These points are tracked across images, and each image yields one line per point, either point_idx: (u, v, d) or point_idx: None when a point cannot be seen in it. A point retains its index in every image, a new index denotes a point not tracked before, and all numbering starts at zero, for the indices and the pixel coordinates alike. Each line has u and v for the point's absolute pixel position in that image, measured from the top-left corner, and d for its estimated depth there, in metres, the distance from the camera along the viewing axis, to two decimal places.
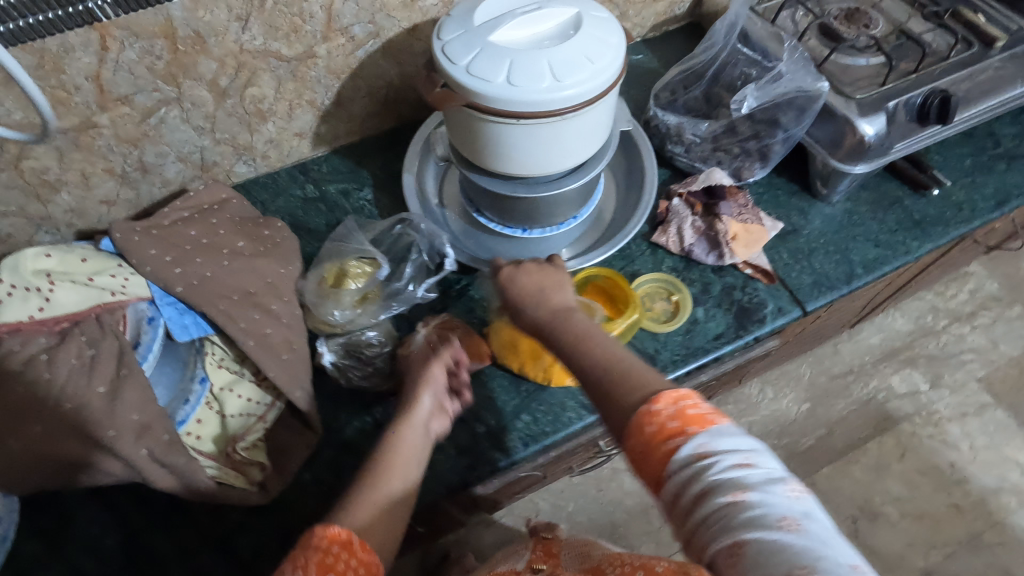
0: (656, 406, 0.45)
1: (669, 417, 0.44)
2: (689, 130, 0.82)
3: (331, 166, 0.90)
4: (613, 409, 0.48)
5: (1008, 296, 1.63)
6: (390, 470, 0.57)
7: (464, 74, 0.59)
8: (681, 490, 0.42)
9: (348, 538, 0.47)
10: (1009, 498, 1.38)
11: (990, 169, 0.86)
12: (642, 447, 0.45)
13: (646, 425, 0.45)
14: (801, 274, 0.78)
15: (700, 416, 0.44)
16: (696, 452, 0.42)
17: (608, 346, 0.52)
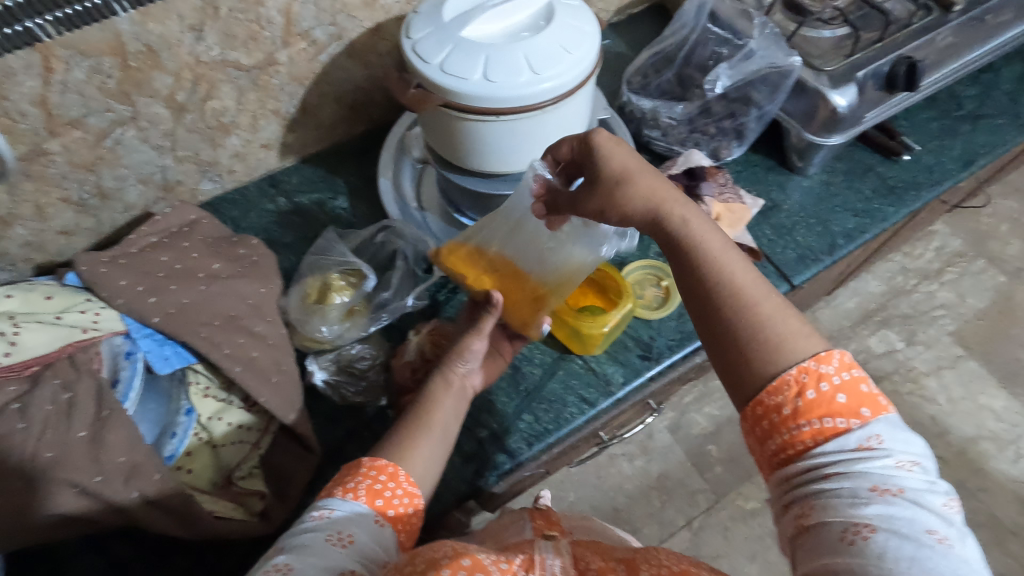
0: (825, 370, 0.45)
1: (833, 393, 0.45)
2: (664, 113, 0.82)
3: (301, 175, 0.87)
4: (742, 341, 0.48)
5: (972, 251, 1.68)
6: (434, 425, 0.57)
7: (438, 73, 0.57)
8: (821, 461, 0.44)
9: (397, 471, 0.52)
10: (988, 445, 1.43)
11: (955, 131, 0.88)
12: (789, 410, 0.45)
13: (794, 388, 0.45)
14: (786, 248, 0.79)
15: (876, 404, 0.45)
16: (864, 440, 0.43)
17: (749, 273, 0.50)
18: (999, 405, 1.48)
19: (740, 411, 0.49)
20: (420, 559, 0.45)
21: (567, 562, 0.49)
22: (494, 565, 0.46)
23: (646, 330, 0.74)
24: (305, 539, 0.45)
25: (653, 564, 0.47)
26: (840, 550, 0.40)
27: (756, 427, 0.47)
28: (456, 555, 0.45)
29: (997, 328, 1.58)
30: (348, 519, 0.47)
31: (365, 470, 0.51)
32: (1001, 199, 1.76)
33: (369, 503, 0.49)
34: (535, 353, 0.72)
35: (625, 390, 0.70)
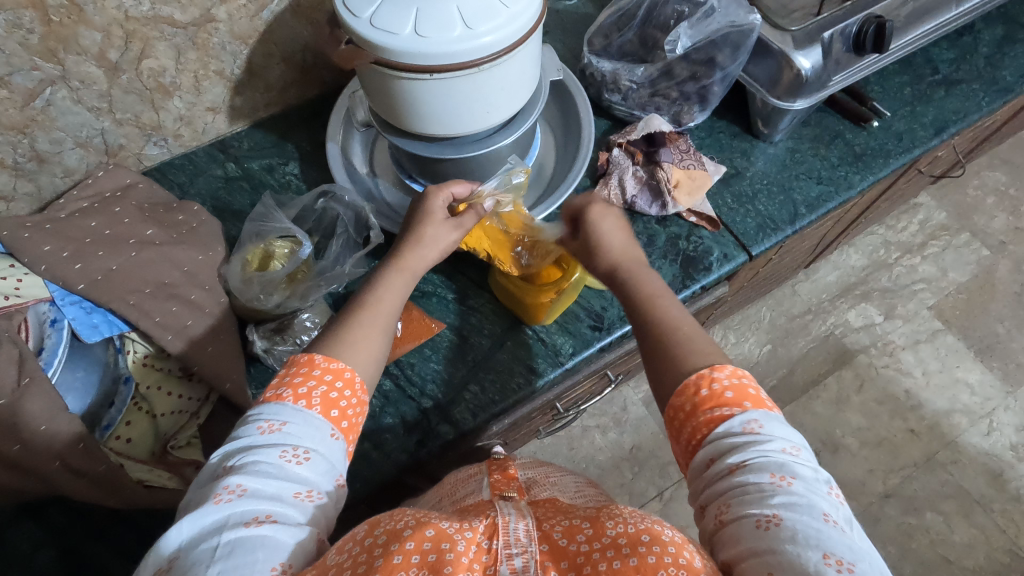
0: (716, 373, 0.48)
1: (723, 390, 0.47)
2: (625, 76, 0.79)
3: (251, 141, 0.84)
4: (666, 357, 0.51)
5: (956, 224, 1.66)
6: (379, 318, 0.55)
7: (369, 28, 0.54)
8: (720, 450, 0.45)
9: (353, 377, 0.50)
10: (961, 418, 1.44)
11: (928, 96, 0.85)
12: (690, 406, 0.48)
13: (692, 387, 0.48)
14: (746, 217, 0.77)
15: (758, 400, 0.47)
16: (751, 428, 0.45)
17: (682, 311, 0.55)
18: (975, 378, 1.48)
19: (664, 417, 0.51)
20: (379, 529, 0.43)
21: (531, 524, 0.45)
22: (459, 534, 0.43)
23: (598, 300, 0.72)
24: (259, 457, 0.43)
25: (617, 520, 0.43)
26: (757, 536, 0.39)
27: (672, 427, 0.49)
28: (419, 525, 0.43)
29: (977, 302, 1.57)
30: (303, 433, 0.45)
31: (320, 371, 0.48)
32: (988, 172, 1.73)
33: (323, 413, 0.47)
34: (484, 323, 0.71)
35: (573, 360, 0.69)
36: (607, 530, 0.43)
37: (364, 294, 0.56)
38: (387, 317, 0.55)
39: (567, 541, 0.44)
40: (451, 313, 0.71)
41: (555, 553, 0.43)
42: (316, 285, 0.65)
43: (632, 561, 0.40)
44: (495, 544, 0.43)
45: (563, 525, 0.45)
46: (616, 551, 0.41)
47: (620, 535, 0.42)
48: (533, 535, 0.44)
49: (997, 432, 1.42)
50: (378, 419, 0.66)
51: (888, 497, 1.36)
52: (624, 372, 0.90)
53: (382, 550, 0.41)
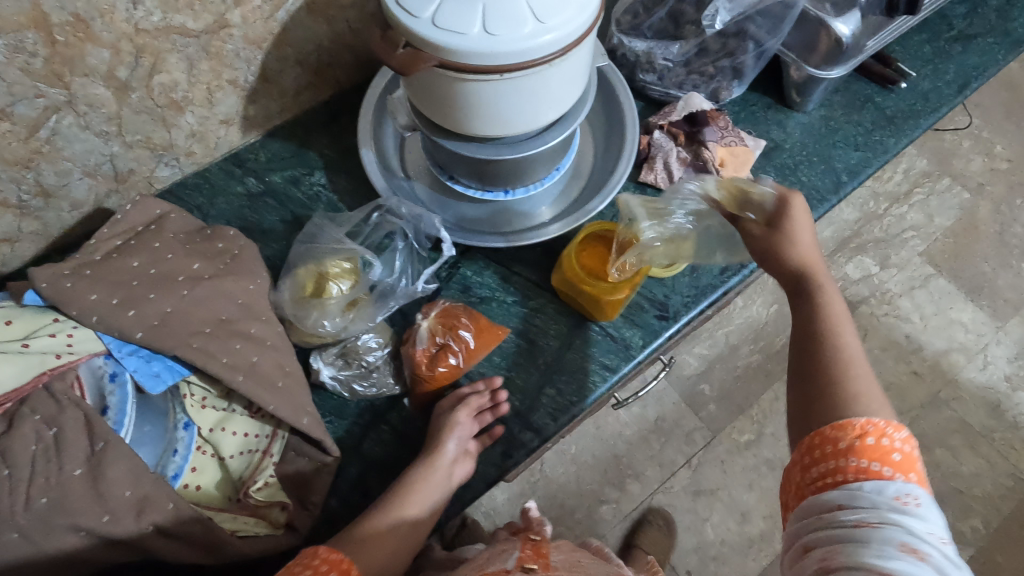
0: (890, 429, 0.47)
1: (891, 449, 0.46)
2: (660, 55, 0.77)
3: (269, 151, 0.78)
4: (835, 387, 0.50)
5: (937, 171, 1.72)
6: (410, 515, 0.59)
7: (434, 15, 0.50)
8: (852, 502, 0.45)
9: (342, 564, 0.52)
10: (958, 356, 1.51)
11: (947, 53, 0.86)
12: (845, 445, 0.47)
13: (858, 431, 0.47)
14: (791, 190, 0.77)
15: (912, 472, 0.46)
16: (901, 500, 0.44)
17: (860, 353, 0.52)
18: (968, 317, 1.55)
19: (800, 435, 0.51)
20: None
21: None
22: None
23: (659, 288, 0.71)
24: None
25: None
26: None
27: (806, 456, 0.49)
28: None
29: (962, 245, 1.64)
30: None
31: (315, 562, 0.51)
32: (962, 117, 1.79)
33: None
34: (550, 323, 0.69)
35: (645, 352, 0.68)
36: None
37: (404, 477, 0.61)
38: (411, 522, 0.59)
39: None
40: (515, 316, 0.69)
41: None
42: (381, 306, 0.63)
43: None
44: None
45: None
46: None
47: None
48: None
49: (991, 366, 1.50)
50: None
51: None
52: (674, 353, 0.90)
53: None
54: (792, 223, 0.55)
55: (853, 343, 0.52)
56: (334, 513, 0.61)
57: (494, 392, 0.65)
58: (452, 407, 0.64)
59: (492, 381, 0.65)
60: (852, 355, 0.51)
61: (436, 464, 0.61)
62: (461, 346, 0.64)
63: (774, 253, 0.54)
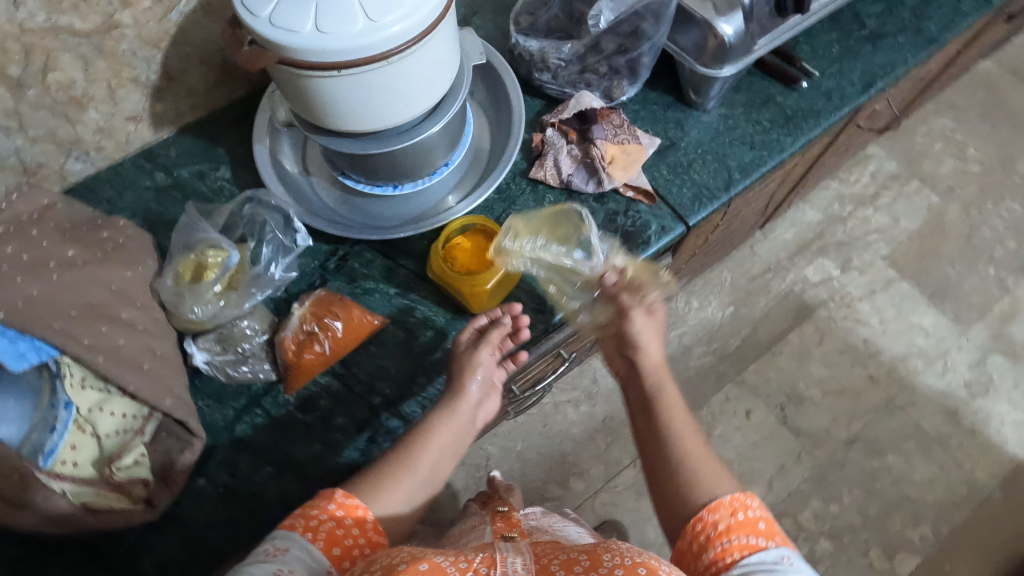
0: (746, 501, 0.55)
1: (755, 519, 0.54)
2: (553, 54, 0.78)
3: (179, 148, 0.82)
4: (687, 471, 0.58)
5: (906, 173, 1.69)
6: (427, 454, 0.61)
7: (271, 15, 0.53)
8: (749, 571, 0.50)
9: (363, 517, 0.55)
10: (917, 361, 1.49)
11: (856, 52, 0.86)
12: (721, 526, 0.53)
13: (728, 509, 0.54)
14: (682, 188, 0.78)
15: (783, 535, 0.54)
16: (781, 559, 0.51)
17: (692, 428, 0.63)
18: (929, 321, 1.53)
19: (677, 533, 0.56)
20: (380, 564, 0.49)
21: (527, 560, 0.53)
22: (454, 565, 0.51)
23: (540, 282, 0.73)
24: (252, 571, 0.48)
25: (613, 553, 0.51)
26: None
27: (690, 546, 0.54)
28: (413, 560, 0.49)
29: (928, 248, 1.61)
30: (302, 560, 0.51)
31: (332, 506, 0.55)
32: (935, 117, 1.76)
33: (326, 550, 0.52)
34: (428, 315, 0.71)
35: (519, 345, 0.70)
36: (604, 563, 0.51)
37: (416, 427, 0.63)
38: (432, 462, 0.61)
39: (563, 571, 0.52)
40: (394, 308, 0.71)
41: None
42: (250, 293, 0.66)
43: None
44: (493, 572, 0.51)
45: (562, 560, 0.53)
46: None
47: (616, 566, 0.50)
48: (529, 567, 0.52)
49: (951, 371, 1.47)
50: (328, 420, 0.67)
51: (852, 443, 1.41)
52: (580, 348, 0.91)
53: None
54: (638, 339, 0.68)
55: (689, 424, 0.63)
56: (203, 492, 0.64)
57: (516, 317, 0.67)
58: (473, 342, 0.66)
59: (509, 306, 0.67)
60: (689, 440, 0.61)
61: (463, 402, 0.64)
62: (328, 334, 0.66)
63: (634, 337, 0.67)
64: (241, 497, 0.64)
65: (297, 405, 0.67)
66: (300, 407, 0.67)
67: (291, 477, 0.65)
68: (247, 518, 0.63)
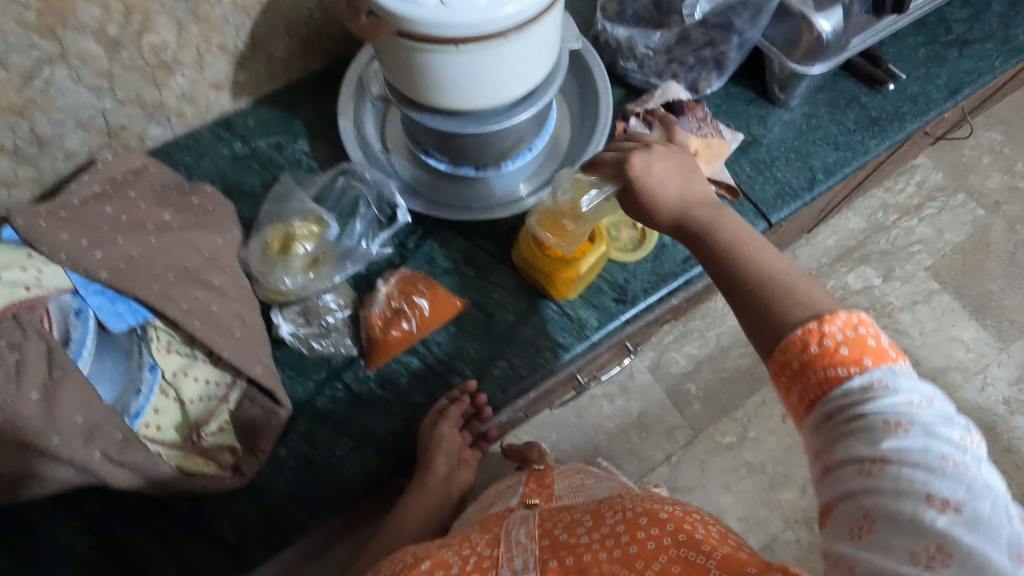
0: (826, 326, 0.43)
1: (837, 345, 0.42)
2: (641, 43, 0.77)
3: (257, 118, 0.81)
4: (760, 315, 0.47)
5: (953, 185, 1.68)
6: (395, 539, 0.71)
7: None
8: (842, 405, 0.41)
9: None
10: (955, 375, 1.48)
11: (942, 57, 0.85)
12: (799, 363, 0.43)
13: (805, 340, 0.43)
14: (765, 185, 0.77)
15: (880, 352, 0.42)
16: (872, 385, 0.41)
17: (776, 256, 0.49)
18: (970, 336, 1.52)
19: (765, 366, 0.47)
20: None
21: (532, 528, 0.53)
22: (449, 558, 0.52)
23: (621, 272, 0.72)
24: None
25: (616, 510, 0.51)
26: (862, 480, 0.38)
27: (777, 384, 0.45)
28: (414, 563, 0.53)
29: (971, 262, 1.59)
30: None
31: None
32: (986, 131, 1.73)
33: None
34: (508, 298, 0.71)
35: (599, 334, 0.70)
36: (605, 520, 0.50)
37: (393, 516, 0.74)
38: (406, 530, 0.72)
39: (569, 534, 0.51)
40: (473, 290, 0.71)
41: (555, 545, 0.51)
42: (339, 267, 0.67)
43: (630, 546, 0.47)
44: (495, 552, 0.52)
45: (565, 522, 0.53)
46: (614, 539, 0.48)
47: (618, 523, 0.49)
48: (534, 535, 0.52)
49: (989, 387, 1.46)
50: (407, 397, 0.67)
51: None
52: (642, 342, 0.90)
53: None
54: (653, 162, 0.56)
55: (760, 249, 0.50)
56: (284, 462, 0.64)
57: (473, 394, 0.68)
58: (433, 421, 0.71)
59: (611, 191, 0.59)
60: (764, 258, 0.49)
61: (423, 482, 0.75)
62: (414, 311, 0.67)
63: (644, 178, 0.56)
64: (320, 469, 0.64)
65: (376, 381, 0.67)
66: (379, 384, 0.67)
67: (371, 452, 0.65)
68: (326, 490, 0.64)
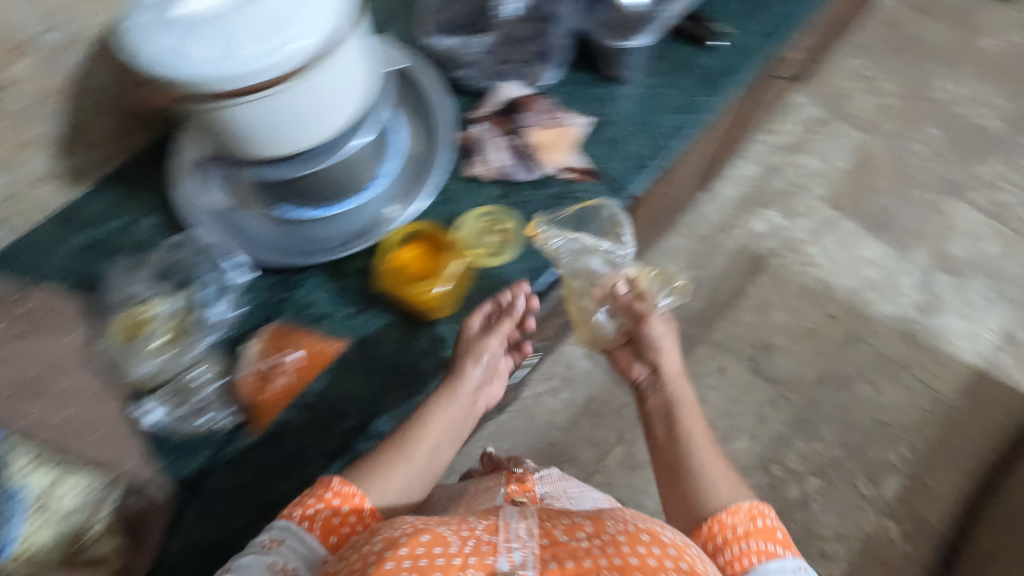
0: (731, 519, 0.61)
1: (773, 526, 0.61)
2: (468, 49, 0.79)
3: (95, 201, 0.77)
4: (693, 496, 0.65)
5: (830, 116, 1.76)
6: (415, 449, 0.64)
7: (179, 43, 0.50)
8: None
9: (359, 503, 0.59)
10: (869, 292, 1.55)
11: (755, 7, 0.89)
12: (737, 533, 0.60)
13: (748, 513, 0.61)
14: (617, 161, 0.79)
15: (786, 542, 0.60)
16: (798, 570, 0.57)
17: (716, 458, 0.68)
18: (874, 253, 1.59)
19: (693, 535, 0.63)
20: (379, 538, 0.52)
21: (531, 524, 0.56)
22: (448, 538, 0.53)
23: (493, 278, 0.73)
24: (247, 561, 0.53)
25: (618, 523, 0.56)
26: None
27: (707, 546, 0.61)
28: (416, 532, 0.52)
29: (862, 184, 1.68)
30: (297, 551, 0.55)
31: (329, 498, 0.58)
32: (850, 59, 1.83)
33: (323, 538, 0.56)
34: (386, 330, 0.70)
35: (482, 345, 0.70)
36: (606, 529, 0.55)
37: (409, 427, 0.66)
38: (433, 445, 0.66)
39: (568, 536, 0.55)
40: (351, 329, 0.70)
41: (554, 545, 0.54)
42: (195, 338, 0.68)
43: (632, 557, 0.51)
44: (493, 538, 0.54)
45: (563, 525, 0.56)
46: (619, 548, 0.52)
47: (621, 534, 0.54)
48: (533, 532, 0.55)
49: (901, 297, 1.54)
50: (299, 453, 0.65)
51: (822, 381, 1.46)
52: (543, 335, 0.91)
53: (375, 559, 0.50)
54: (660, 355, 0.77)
55: (695, 426, 0.72)
56: (181, 551, 0.62)
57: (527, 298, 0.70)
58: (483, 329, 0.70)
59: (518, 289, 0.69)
60: (715, 476, 0.66)
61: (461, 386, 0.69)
62: (287, 364, 0.66)
63: (653, 343, 0.77)
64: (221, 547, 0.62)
65: (264, 444, 0.65)
66: (268, 446, 0.65)
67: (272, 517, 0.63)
68: None
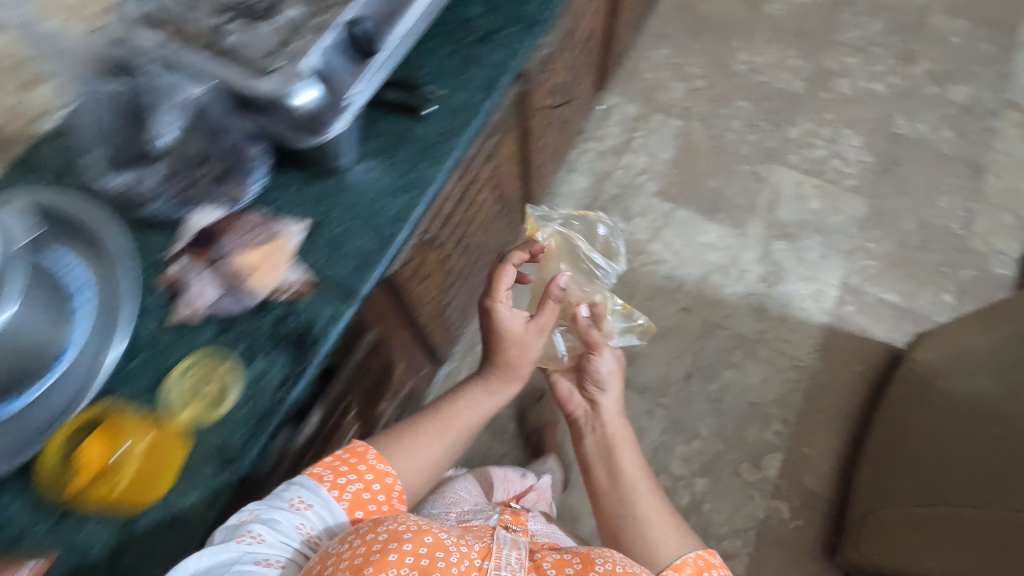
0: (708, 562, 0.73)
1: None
2: (146, 184, 0.71)
3: None
4: (641, 543, 0.76)
5: (647, 110, 1.79)
6: (445, 432, 0.79)
7: None
8: None
9: (387, 486, 0.72)
10: (717, 276, 1.57)
11: (470, 58, 0.86)
12: None
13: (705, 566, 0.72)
14: (342, 263, 0.74)
15: None
16: None
17: (653, 493, 0.81)
18: (714, 236, 1.62)
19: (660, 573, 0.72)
20: (381, 528, 0.62)
21: (519, 554, 0.69)
22: (451, 544, 0.63)
23: (213, 435, 0.65)
24: (275, 515, 0.64)
25: (604, 558, 0.66)
26: None
27: None
28: (419, 532, 0.62)
29: (689, 170, 1.70)
30: (321, 518, 0.66)
31: (362, 471, 0.71)
32: (653, 51, 1.87)
33: (350, 512, 0.69)
34: (86, 539, 0.60)
35: (208, 522, 0.62)
36: (592, 565, 0.65)
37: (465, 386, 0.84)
38: (456, 428, 0.80)
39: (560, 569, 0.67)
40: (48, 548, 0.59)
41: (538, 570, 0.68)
42: None
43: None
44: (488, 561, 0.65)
45: (553, 560, 0.69)
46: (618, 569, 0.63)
47: (601, 566, 0.65)
48: (521, 562, 0.68)
49: (746, 274, 1.56)
50: None
51: (690, 376, 1.46)
52: (326, 449, 0.85)
53: (381, 547, 0.59)
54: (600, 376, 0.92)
55: (647, 489, 0.81)
56: None
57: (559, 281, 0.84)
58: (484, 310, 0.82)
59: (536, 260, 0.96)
60: (659, 535, 0.76)
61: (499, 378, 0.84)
62: None
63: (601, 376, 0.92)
64: None
65: None
66: None
67: None
68: None
